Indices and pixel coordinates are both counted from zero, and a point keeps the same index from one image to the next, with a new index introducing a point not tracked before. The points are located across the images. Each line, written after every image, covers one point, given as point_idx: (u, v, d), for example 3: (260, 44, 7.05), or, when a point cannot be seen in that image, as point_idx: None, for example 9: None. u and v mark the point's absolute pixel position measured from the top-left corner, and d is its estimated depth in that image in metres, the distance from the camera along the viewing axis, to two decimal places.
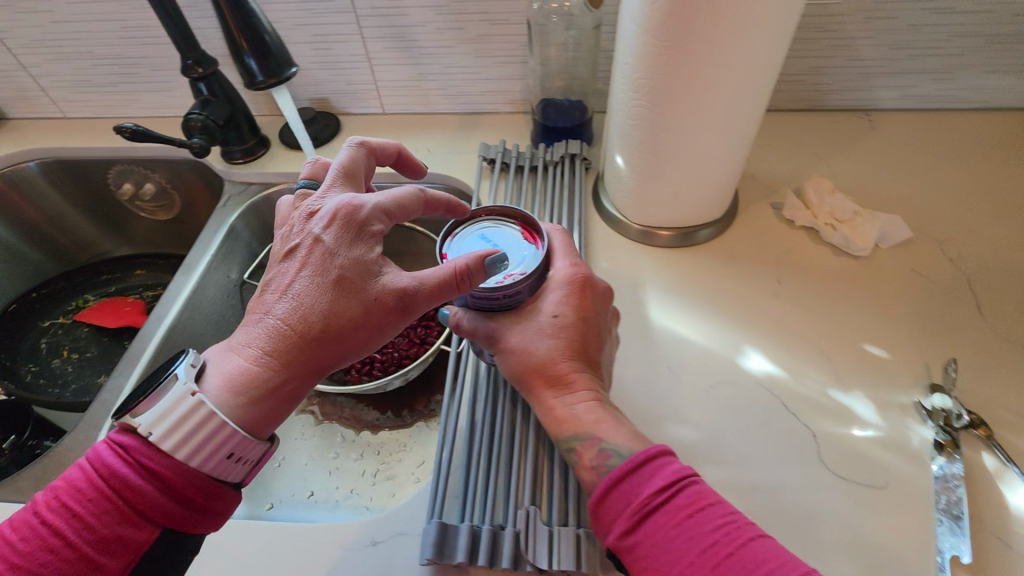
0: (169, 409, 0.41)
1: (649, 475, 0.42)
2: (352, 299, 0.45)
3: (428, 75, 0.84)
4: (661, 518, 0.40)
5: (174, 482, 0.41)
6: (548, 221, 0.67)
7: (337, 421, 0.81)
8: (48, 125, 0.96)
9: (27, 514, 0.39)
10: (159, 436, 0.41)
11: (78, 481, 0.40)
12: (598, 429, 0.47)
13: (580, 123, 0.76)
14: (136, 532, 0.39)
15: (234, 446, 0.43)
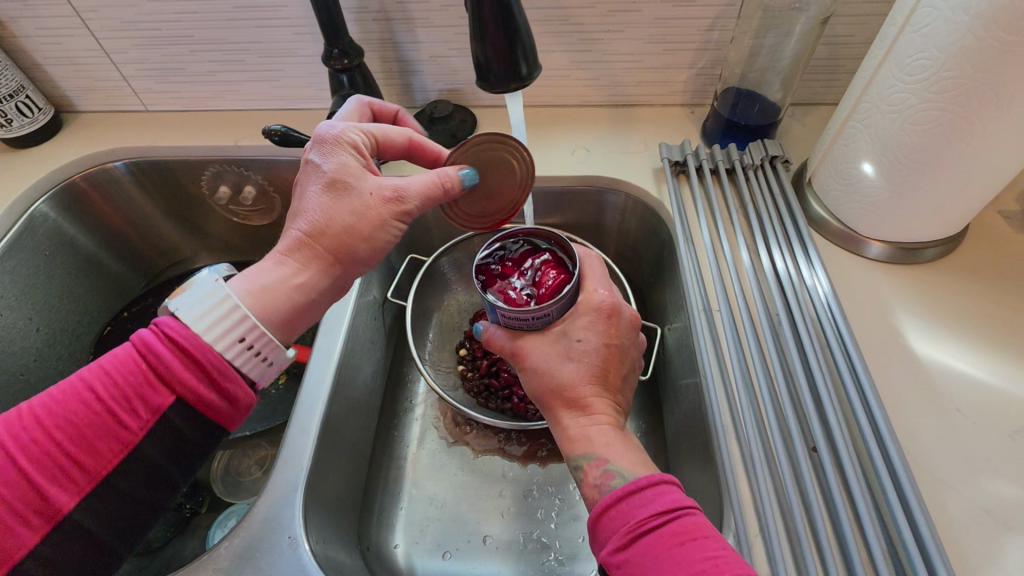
0: (205, 302, 0.42)
1: (649, 499, 0.38)
2: (357, 205, 0.47)
3: (584, 64, 0.72)
4: (655, 542, 0.36)
5: (203, 364, 0.41)
6: (771, 233, 0.59)
7: (496, 454, 0.71)
8: (128, 120, 0.84)
9: (71, 383, 0.40)
10: (192, 322, 0.41)
11: (116, 356, 0.41)
12: (606, 450, 0.43)
13: (775, 121, 0.68)
14: (157, 399, 0.41)
15: (252, 337, 0.43)
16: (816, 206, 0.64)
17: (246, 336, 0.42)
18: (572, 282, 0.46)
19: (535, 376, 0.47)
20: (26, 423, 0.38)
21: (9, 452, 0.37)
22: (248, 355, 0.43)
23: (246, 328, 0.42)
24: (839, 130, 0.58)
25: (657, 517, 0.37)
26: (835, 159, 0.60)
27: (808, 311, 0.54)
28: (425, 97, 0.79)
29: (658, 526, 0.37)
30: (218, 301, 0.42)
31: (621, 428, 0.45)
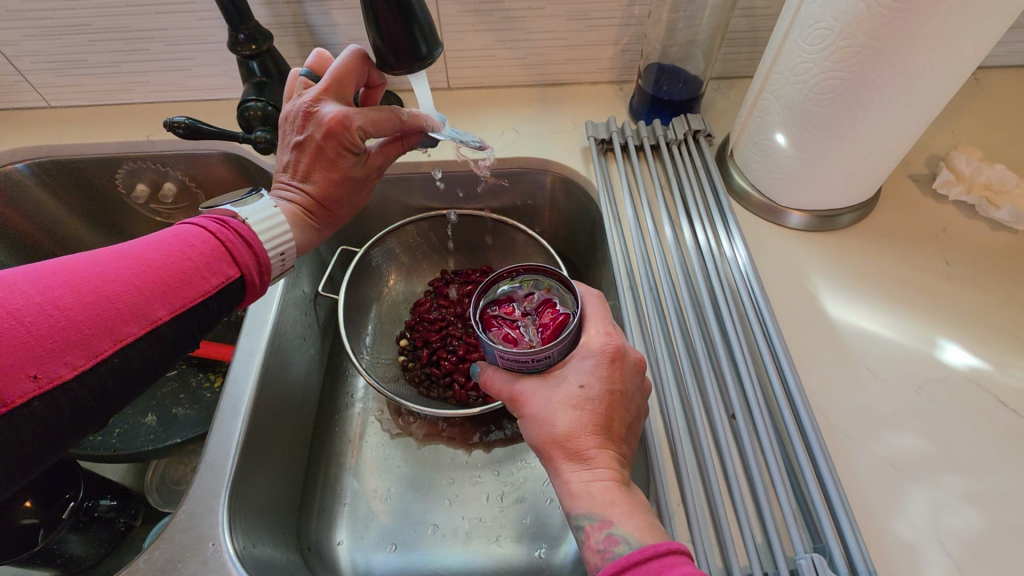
0: (264, 211, 0.48)
1: (658, 573, 0.33)
2: (341, 180, 0.51)
3: (508, 43, 0.71)
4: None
5: (241, 256, 0.44)
6: (693, 206, 0.60)
7: (440, 442, 0.71)
8: (30, 118, 0.78)
9: (164, 244, 0.41)
10: (257, 225, 0.47)
11: (192, 235, 0.43)
12: (609, 509, 0.38)
13: (697, 95, 0.68)
14: (225, 270, 0.43)
15: (287, 249, 0.49)
16: (738, 179, 0.65)
17: (287, 249, 0.49)
18: (573, 322, 0.42)
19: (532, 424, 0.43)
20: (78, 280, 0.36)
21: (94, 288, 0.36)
22: (279, 257, 0.49)
23: (284, 239, 0.48)
24: (755, 102, 0.59)
25: None
26: (752, 130, 0.61)
27: (730, 282, 0.55)
28: None
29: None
30: (278, 213, 0.48)
31: (626, 483, 0.40)
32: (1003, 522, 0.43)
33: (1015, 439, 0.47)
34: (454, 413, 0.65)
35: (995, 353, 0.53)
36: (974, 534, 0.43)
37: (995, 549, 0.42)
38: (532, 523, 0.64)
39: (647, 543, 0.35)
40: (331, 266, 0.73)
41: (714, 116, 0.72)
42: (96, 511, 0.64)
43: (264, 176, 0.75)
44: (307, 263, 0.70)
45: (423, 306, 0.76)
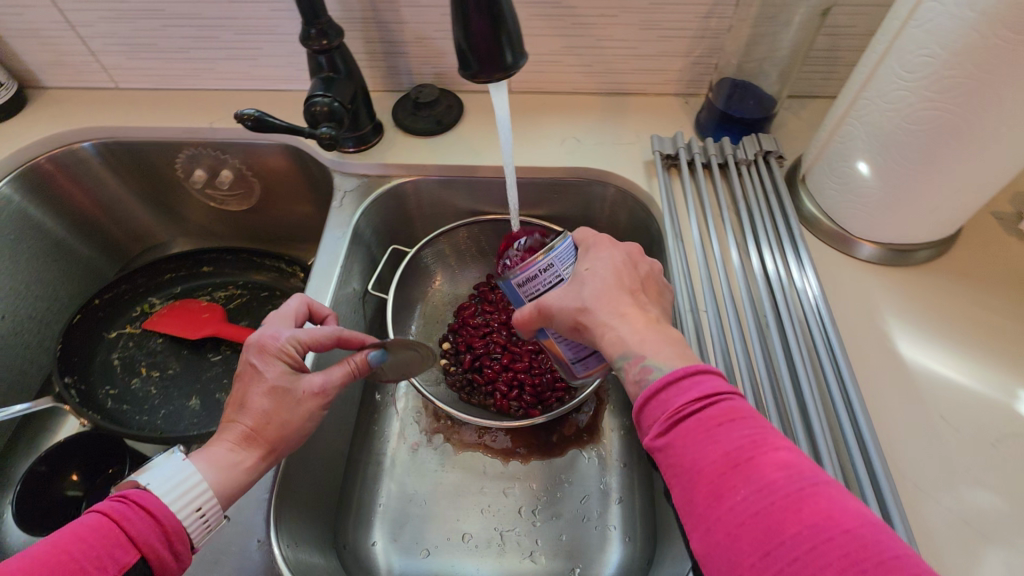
0: (177, 473, 0.41)
1: (686, 386, 0.36)
2: (288, 391, 0.46)
3: (576, 49, 0.69)
4: (694, 429, 0.34)
5: (141, 538, 0.38)
6: (761, 231, 0.58)
7: (476, 450, 0.70)
8: (97, 97, 0.80)
9: (47, 548, 0.35)
10: (165, 490, 0.40)
11: (78, 525, 0.37)
12: (643, 345, 0.40)
13: (769, 116, 0.66)
14: (124, 555, 0.37)
15: (206, 506, 0.41)
16: (809, 204, 0.62)
17: (207, 506, 0.41)
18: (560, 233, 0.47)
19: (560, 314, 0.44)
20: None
21: None
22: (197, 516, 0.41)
23: (204, 500, 0.41)
24: (836, 127, 0.57)
25: (695, 403, 0.35)
26: (830, 156, 0.58)
27: (798, 314, 0.53)
28: (410, 80, 0.76)
29: (697, 411, 0.34)
30: (193, 472, 0.42)
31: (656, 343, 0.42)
32: None
33: None
34: (500, 423, 0.64)
35: None
36: None
37: None
38: (568, 542, 0.63)
39: (675, 368, 0.37)
40: (381, 263, 0.73)
41: (784, 137, 0.69)
42: None
43: (321, 170, 0.76)
44: (359, 259, 0.70)
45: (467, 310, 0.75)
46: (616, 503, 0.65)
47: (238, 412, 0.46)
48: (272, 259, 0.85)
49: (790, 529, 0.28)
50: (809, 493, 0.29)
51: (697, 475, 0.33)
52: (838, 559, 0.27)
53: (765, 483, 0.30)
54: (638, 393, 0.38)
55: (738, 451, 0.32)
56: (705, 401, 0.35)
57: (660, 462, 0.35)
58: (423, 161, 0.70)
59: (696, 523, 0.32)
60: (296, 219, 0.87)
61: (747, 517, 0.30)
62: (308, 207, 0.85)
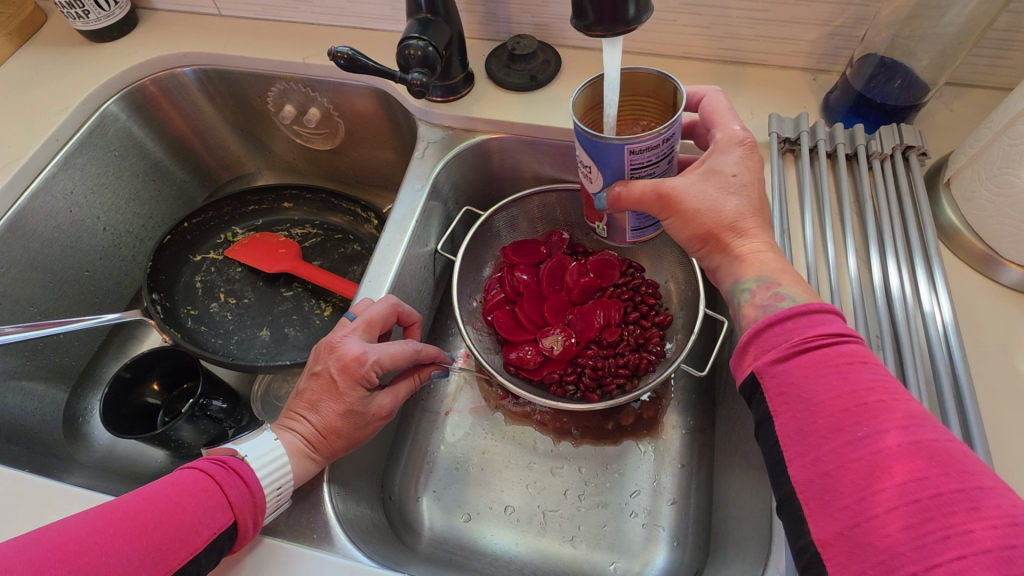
0: (262, 444, 0.44)
1: (814, 323, 0.36)
2: (356, 416, 0.47)
3: (696, 8, 0.62)
4: (816, 362, 0.34)
5: (236, 500, 0.40)
6: (888, 241, 0.50)
7: (530, 424, 0.68)
8: (201, 24, 0.81)
9: (157, 490, 0.39)
10: (253, 458, 0.43)
11: (183, 478, 0.40)
12: (779, 274, 0.40)
13: (917, 104, 0.57)
14: (220, 516, 0.39)
15: (282, 481, 0.44)
16: (950, 214, 0.53)
17: (284, 484, 0.44)
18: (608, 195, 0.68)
19: (690, 219, 0.43)
20: (90, 534, 0.35)
21: (103, 535, 0.35)
22: (275, 492, 0.44)
23: (281, 473, 0.44)
24: (1007, 125, 0.46)
25: (820, 338, 0.35)
26: (990, 159, 0.48)
27: (919, 342, 0.46)
28: (508, 29, 0.71)
29: (823, 345, 0.35)
30: (278, 445, 0.44)
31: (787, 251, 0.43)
32: None
33: None
34: (556, 403, 0.61)
35: None
36: None
37: None
38: (612, 533, 0.61)
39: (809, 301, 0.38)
40: (455, 221, 0.71)
41: (930, 131, 0.60)
42: (210, 411, 0.67)
43: (407, 119, 0.74)
44: (435, 215, 0.68)
45: (526, 285, 0.71)
46: (668, 503, 0.62)
47: (311, 416, 0.47)
48: (350, 202, 0.85)
49: (934, 483, 0.29)
50: (945, 450, 0.30)
51: (816, 405, 0.33)
52: (982, 519, 0.27)
53: (897, 428, 0.31)
54: (758, 317, 0.39)
55: (865, 392, 0.32)
56: (833, 340, 0.35)
57: (768, 389, 0.36)
58: (511, 119, 0.66)
59: (806, 455, 0.33)
60: (377, 163, 0.86)
61: (872, 458, 0.30)
62: (389, 154, 0.84)
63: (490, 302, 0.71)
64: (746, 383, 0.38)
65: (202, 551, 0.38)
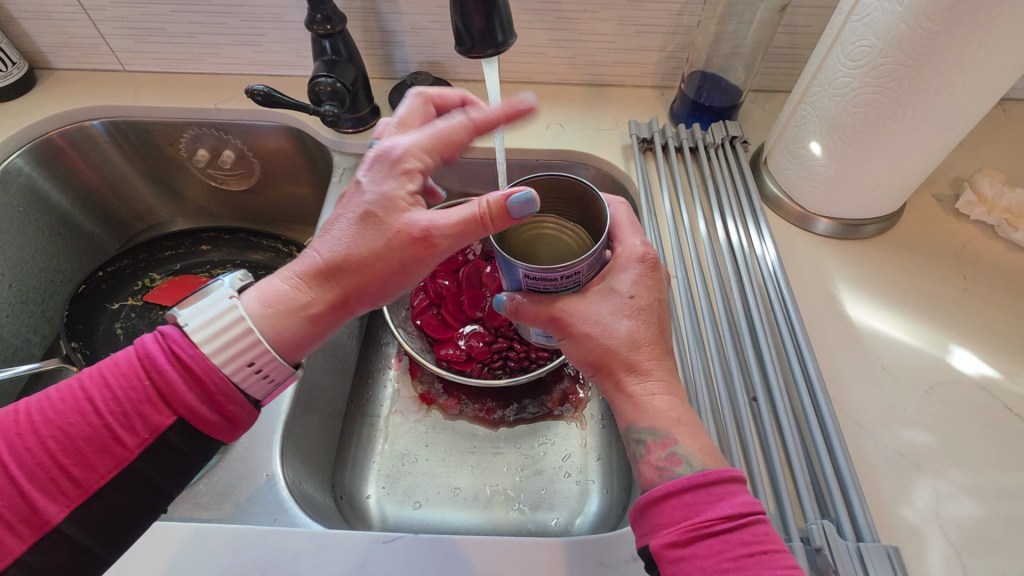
0: (216, 324, 0.39)
1: (719, 497, 0.37)
2: (375, 249, 0.43)
3: (559, 42, 0.75)
4: (717, 545, 0.35)
5: (172, 394, 0.38)
6: (728, 207, 0.64)
7: (463, 417, 0.74)
8: (106, 79, 0.83)
9: (95, 380, 0.38)
10: (204, 342, 0.38)
11: (122, 366, 0.38)
12: (674, 428, 0.41)
13: (736, 104, 0.72)
14: (157, 417, 0.38)
15: (258, 358, 0.40)
16: (771, 184, 0.68)
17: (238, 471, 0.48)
18: None
19: (582, 341, 0.45)
20: (23, 428, 0.36)
21: (47, 432, 0.36)
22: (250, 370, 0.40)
23: (251, 350, 0.39)
24: (793, 113, 0.62)
25: (723, 522, 0.36)
26: (788, 139, 0.64)
27: (758, 279, 0.59)
28: (406, 69, 0.81)
29: (724, 530, 0.35)
30: None
31: None
32: (990, 512, 0.46)
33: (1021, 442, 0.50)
34: (488, 382, 0.68)
35: (1006, 365, 0.56)
36: (977, 524, 0.46)
37: (993, 539, 0.45)
38: (549, 495, 0.68)
39: (707, 468, 0.38)
40: None
41: (749, 126, 0.76)
42: None
43: (321, 152, 0.81)
44: None
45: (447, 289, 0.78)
46: (595, 459, 0.70)
47: (325, 246, 0.44)
48: (270, 239, 0.89)
49: None
50: None
51: None
52: None
53: None
54: (657, 485, 0.39)
55: None
56: (736, 519, 0.36)
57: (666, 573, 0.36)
58: None
59: None
60: (295, 200, 0.91)
61: None
62: (306, 189, 0.89)
63: (417, 308, 0.77)
64: (644, 543, 0.38)
65: (134, 457, 0.37)
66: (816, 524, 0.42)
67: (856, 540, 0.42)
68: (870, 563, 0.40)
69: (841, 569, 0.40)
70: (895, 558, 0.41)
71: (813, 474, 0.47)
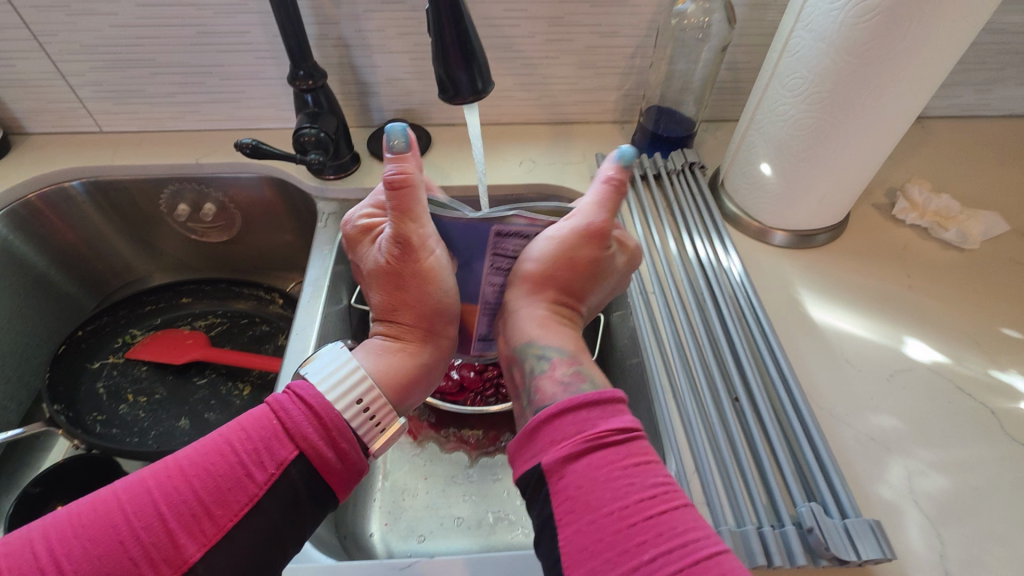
0: (333, 372, 0.43)
1: (610, 414, 0.39)
2: (409, 286, 0.47)
3: (526, 86, 0.81)
4: (610, 456, 0.37)
5: (297, 433, 0.39)
6: (693, 228, 0.70)
7: (458, 447, 0.75)
8: (83, 141, 0.85)
9: (231, 431, 0.39)
10: (329, 391, 0.41)
11: (251, 420, 0.40)
12: None
13: (691, 133, 0.79)
14: (282, 450, 0.39)
15: (369, 399, 0.43)
16: (730, 204, 0.74)
17: None
18: None
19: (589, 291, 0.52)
20: (172, 474, 0.36)
21: (188, 477, 0.36)
22: (362, 414, 0.42)
23: (365, 391, 0.43)
24: (742, 138, 0.69)
25: (611, 434, 0.38)
26: (740, 162, 0.70)
27: (727, 289, 0.64)
28: (382, 117, 0.85)
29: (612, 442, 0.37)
30: None
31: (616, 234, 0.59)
32: (958, 484, 0.51)
33: (972, 418, 0.56)
34: (481, 410, 0.70)
35: (952, 350, 0.62)
36: (946, 495, 0.50)
37: (961, 507, 0.49)
38: None
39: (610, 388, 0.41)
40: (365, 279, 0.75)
41: (704, 153, 0.83)
42: None
43: (304, 200, 0.83)
44: (343, 279, 0.73)
45: None
46: None
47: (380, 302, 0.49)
48: (252, 287, 0.90)
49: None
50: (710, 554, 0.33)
51: (605, 514, 0.35)
52: None
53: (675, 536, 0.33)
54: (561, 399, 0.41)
55: (650, 499, 0.35)
56: (626, 433, 0.38)
57: (557, 491, 0.37)
58: None
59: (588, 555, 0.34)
60: (276, 248, 0.93)
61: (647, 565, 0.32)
62: (287, 236, 0.91)
63: None
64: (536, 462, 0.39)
65: (263, 495, 0.37)
66: (805, 507, 0.45)
67: (844, 518, 0.46)
68: (859, 538, 0.44)
69: (832, 545, 0.43)
70: (879, 531, 0.45)
71: (799, 463, 0.51)
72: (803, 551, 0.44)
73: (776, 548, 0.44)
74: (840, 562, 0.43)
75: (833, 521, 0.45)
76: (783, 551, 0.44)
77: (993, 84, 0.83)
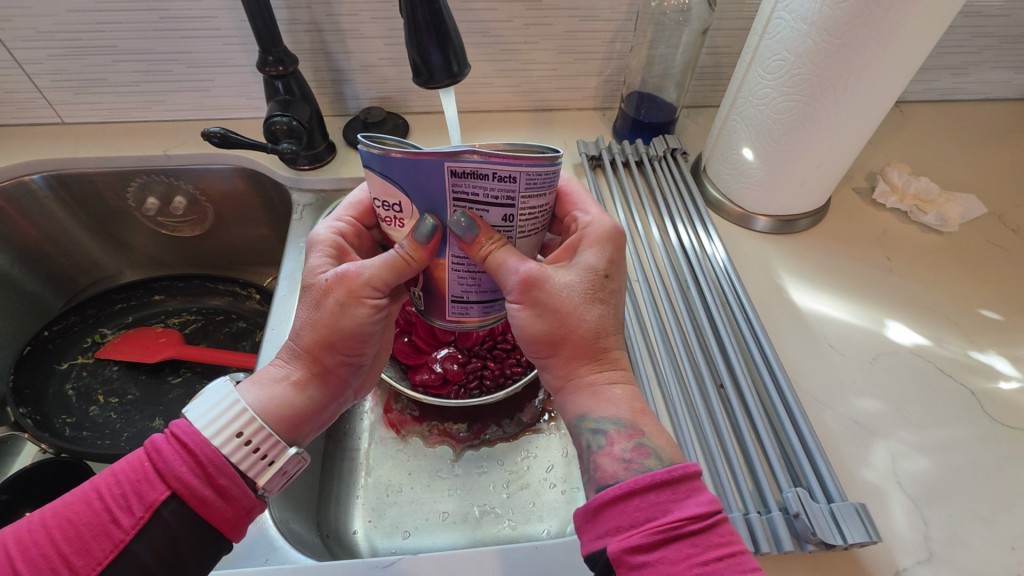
0: (216, 405, 0.38)
1: (684, 496, 0.34)
2: (338, 315, 0.42)
3: (505, 72, 0.79)
4: (685, 550, 0.33)
5: (170, 475, 0.35)
6: (675, 214, 0.69)
7: (443, 441, 0.74)
8: (45, 133, 0.81)
9: (104, 476, 0.36)
10: (205, 427, 0.37)
11: (125, 461, 0.36)
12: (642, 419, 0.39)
13: (672, 119, 0.78)
14: (152, 493, 0.35)
15: (252, 432, 0.38)
16: (713, 190, 0.73)
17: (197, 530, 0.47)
18: None
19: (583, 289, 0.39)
20: (35, 527, 0.33)
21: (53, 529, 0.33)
22: (246, 449, 0.37)
23: (247, 425, 0.38)
24: (724, 121, 0.68)
25: (686, 521, 0.33)
26: (722, 147, 0.70)
27: (711, 275, 0.64)
28: (358, 105, 0.83)
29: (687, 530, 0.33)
30: None
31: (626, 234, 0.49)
32: (941, 466, 0.51)
33: (954, 400, 0.56)
34: (464, 403, 0.69)
35: (933, 331, 0.62)
36: (929, 476, 0.50)
37: (944, 488, 0.50)
38: (536, 507, 0.68)
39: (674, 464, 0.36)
40: None
41: (686, 138, 0.83)
42: None
43: (278, 191, 0.81)
44: None
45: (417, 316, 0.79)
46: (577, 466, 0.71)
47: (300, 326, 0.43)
48: (227, 283, 0.87)
49: None
50: None
51: None
52: None
53: None
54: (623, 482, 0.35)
55: None
56: (704, 519, 0.33)
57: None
58: None
59: None
60: (251, 242, 0.90)
61: None
62: (262, 229, 0.88)
63: None
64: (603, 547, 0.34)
65: (131, 540, 0.34)
66: (792, 493, 0.45)
67: (830, 502, 0.45)
68: (845, 523, 0.44)
69: (818, 529, 0.43)
70: (865, 515, 0.45)
71: (785, 449, 0.50)
72: (790, 537, 0.43)
73: (764, 534, 0.43)
74: (827, 547, 0.43)
75: (819, 506, 0.45)
76: (771, 538, 0.43)
77: (969, 67, 0.84)
